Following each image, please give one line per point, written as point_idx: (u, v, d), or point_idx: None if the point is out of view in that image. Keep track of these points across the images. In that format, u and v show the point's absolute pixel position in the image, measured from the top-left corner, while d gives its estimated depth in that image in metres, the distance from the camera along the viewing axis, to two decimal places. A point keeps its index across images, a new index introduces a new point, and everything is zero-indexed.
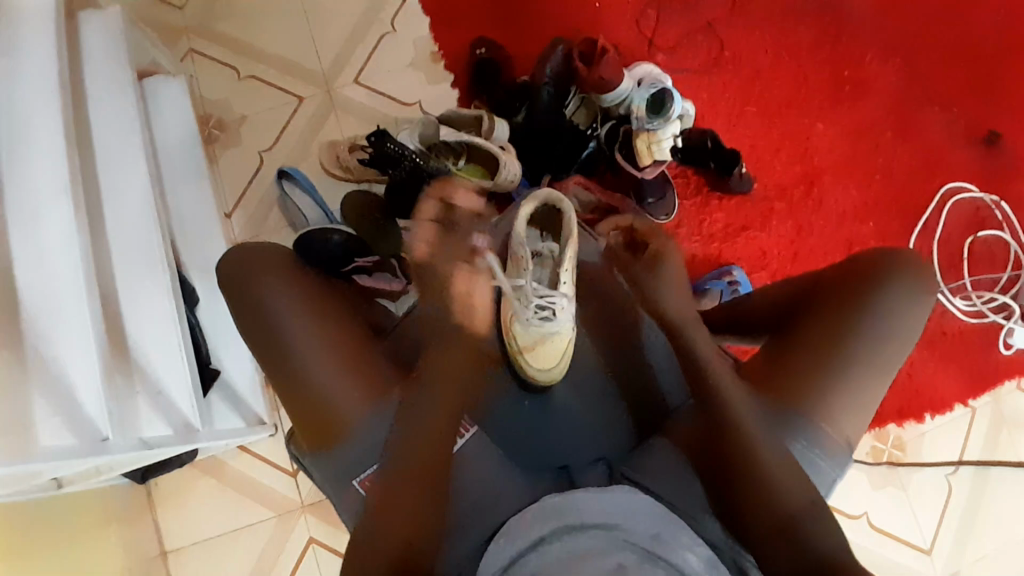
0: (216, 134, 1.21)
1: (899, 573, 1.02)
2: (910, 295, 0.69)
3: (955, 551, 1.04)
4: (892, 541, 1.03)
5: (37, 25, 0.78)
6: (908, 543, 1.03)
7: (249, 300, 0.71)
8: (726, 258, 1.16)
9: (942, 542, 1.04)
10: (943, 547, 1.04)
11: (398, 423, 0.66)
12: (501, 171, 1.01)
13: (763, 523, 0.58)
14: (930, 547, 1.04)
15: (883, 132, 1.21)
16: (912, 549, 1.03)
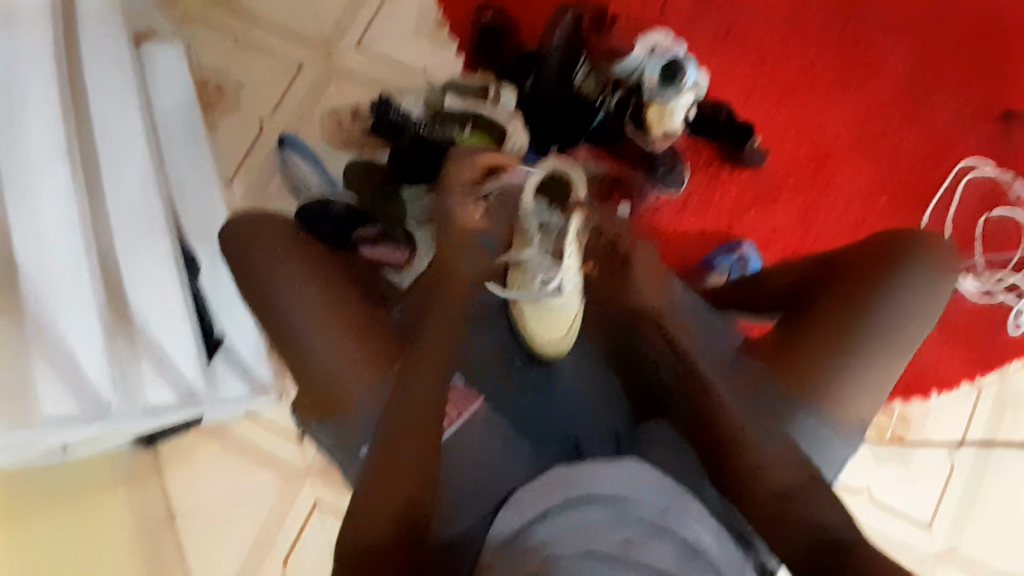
0: (215, 100, 1.18)
1: (898, 547, 1.03)
2: (929, 274, 0.67)
3: (954, 526, 1.04)
4: (891, 515, 1.04)
5: None
6: (908, 517, 1.04)
7: (253, 271, 0.70)
8: (737, 232, 1.13)
9: (942, 516, 1.04)
10: (942, 524, 1.04)
11: (403, 389, 0.64)
12: (507, 142, 0.98)
13: (761, 491, 0.58)
14: (929, 522, 1.04)
15: (900, 105, 1.17)
16: (910, 523, 1.04)
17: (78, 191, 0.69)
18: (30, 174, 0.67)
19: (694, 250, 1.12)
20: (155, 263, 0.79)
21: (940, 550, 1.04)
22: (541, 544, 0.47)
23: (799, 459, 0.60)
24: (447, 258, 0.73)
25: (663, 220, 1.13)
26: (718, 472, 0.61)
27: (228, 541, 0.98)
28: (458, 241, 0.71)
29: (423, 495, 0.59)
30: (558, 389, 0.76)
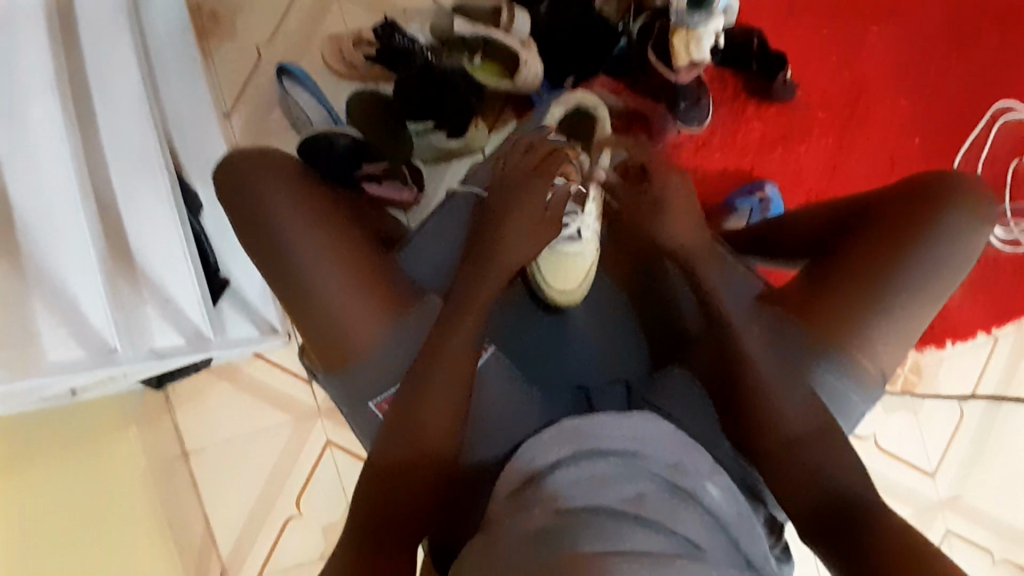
0: (209, 24, 1.10)
1: (901, 494, 1.04)
2: (969, 220, 0.63)
3: (959, 474, 1.05)
4: (895, 461, 1.04)
5: None
6: (910, 463, 1.05)
7: (253, 209, 0.67)
8: (759, 173, 1.07)
9: (947, 464, 1.05)
10: (948, 473, 1.05)
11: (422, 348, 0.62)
12: (520, 72, 0.93)
13: (767, 443, 0.59)
14: (934, 471, 1.05)
15: (942, 36, 1.08)
16: (915, 471, 1.05)
17: (68, 122, 0.66)
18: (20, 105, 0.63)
19: (714, 190, 1.06)
20: (154, 200, 0.76)
21: (943, 498, 1.04)
22: (550, 494, 0.47)
23: (810, 411, 0.59)
24: (510, 215, 0.69)
25: (683, 157, 1.06)
26: (731, 423, 0.61)
27: (243, 476, 1.01)
28: (523, 197, 0.70)
29: (442, 435, 0.60)
30: (568, 337, 0.75)
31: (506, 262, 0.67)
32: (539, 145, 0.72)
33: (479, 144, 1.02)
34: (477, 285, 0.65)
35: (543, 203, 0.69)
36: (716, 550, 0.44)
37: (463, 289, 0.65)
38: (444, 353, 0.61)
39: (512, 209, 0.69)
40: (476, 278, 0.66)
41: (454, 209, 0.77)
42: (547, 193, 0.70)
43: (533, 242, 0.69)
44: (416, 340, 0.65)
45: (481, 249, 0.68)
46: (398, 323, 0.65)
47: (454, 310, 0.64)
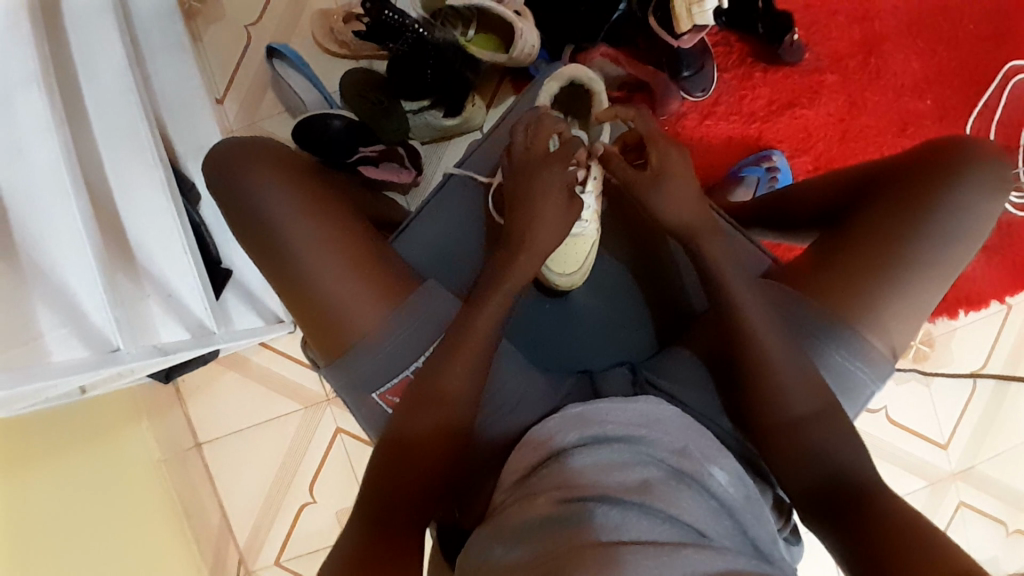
0: (195, 7, 1.07)
1: (911, 464, 1.04)
2: (983, 189, 0.61)
3: (971, 445, 1.04)
4: (906, 433, 1.04)
5: None
6: (922, 435, 1.04)
7: (247, 201, 0.66)
8: (766, 141, 1.04)
9: (959, 435, 1.04)
10: (960, 443, 1.04)
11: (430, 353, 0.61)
12: (517, 43, 0.88)
13: (767, 417, 0.59)
14: (947, 442, 1.04)
15: None
16: (926, 442, 1.04)
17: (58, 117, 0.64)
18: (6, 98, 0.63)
19: (720, 162, 1.04)
20: (151, 191, 0.76)
21: (954, 470, 1.04)
22: (554, 481, 0.47)
23: (814, 389, 0.58)
24: (527, 208, 0.66)
25: (688, 127, 1.04)
26: (733, 403, 0.62)
27: (256, 462, 1.04)
28: (534, 187, 0.66)
29: (448, 420, 0.60)
30: (572, 320, 0.74)
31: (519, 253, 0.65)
32: (542, 127, 0.68)
33: (477, 121, 1.01)
34: (499, 275, 0.65)
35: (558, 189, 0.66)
36: (721, 536, 0.44)
37: (485, 279, 0.65)
38: (456, 338, 0.61)
39: (530, 200, 0.66)
40: (501, 270, 0.65)
41: (451, 192, 0.75)
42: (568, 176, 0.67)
43: (555, 231, 0.66)
44: (411, 329, 0.64)
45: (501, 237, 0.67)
46: (399, 311, 0.65)
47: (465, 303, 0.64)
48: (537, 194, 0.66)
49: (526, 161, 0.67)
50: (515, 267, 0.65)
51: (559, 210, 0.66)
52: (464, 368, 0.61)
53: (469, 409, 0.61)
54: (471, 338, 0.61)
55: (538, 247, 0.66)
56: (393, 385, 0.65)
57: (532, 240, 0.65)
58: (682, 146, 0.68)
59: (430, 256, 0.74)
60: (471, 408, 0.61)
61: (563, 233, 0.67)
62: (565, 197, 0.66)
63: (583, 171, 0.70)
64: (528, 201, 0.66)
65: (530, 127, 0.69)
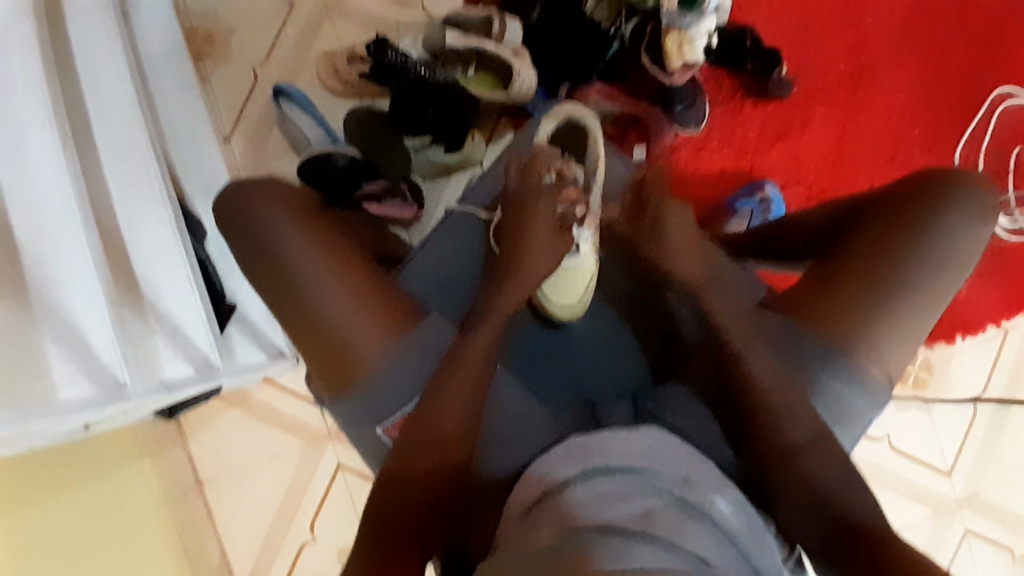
0: (205, 49, 1.11)
1: (916, 493, 1.04)
2: (969, 217, 0.63)
3: (974, 472, 1.04)
4: (910, 461, 1.04)
5: None
6: (925, 462, 1.04)
7: (257, 239, 0.68)
8: (759, 172, 1.06)
9: (962, 463, 1.04)
10: (963, 469, 1.04)
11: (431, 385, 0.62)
12: (514, 82, 0.93)
13: (769, 448, 0.59)
14: (949, 469, 1.04)
15: (937, 25, 1.07)
16: (929, 469, 1.04)
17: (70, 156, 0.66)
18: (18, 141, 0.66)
19: (715, 194, 1.06)
20: (160, 227, 0.77)
21: (959, 497, 1.03)
22: (558, 511, 0.47)
23: (811, 418, 0.59)
24: (522, 243, 0.70)
25: (682, 160, 1.06)
26: (733, 429, 0.62)
27: (254, 499, 1.02)
28: (528, 223, 0.70)
29: (447, 454, 0.60)
30: (572, 351, 0.74)
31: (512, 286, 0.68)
32: (537, 165, 0.72)
33: (476, 157, 1.04)
34: (492, 300, 0.67)
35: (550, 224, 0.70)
36: (726, 567, 0.43)
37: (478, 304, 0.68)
38: (453, 365, 0.63)
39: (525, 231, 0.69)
40: (491, 296, 0.68)
41: (453, 226, 0.77)
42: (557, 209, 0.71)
43: (546, 262, 0.69)
44: (414, 362, 0.65)
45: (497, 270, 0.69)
46: (402, 344, 0.66)
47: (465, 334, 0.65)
48: (532, 229, 0.70)
49: (523, 198, 0.71)
50: (511, 300, 0.68)
51: (552, 248, 0.70)
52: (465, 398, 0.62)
53: (468, 439, 0.62)
54: (472, 369, 0.63)
55: (532, 280, 0.69)
56: (396, 419, 0.65)
57: (527, 275, 0.68)
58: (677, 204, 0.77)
59: (432, 288, 0.75)
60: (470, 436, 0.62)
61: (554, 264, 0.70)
62: (556, 231, 0.70)
63: (582, 206, 0.71)
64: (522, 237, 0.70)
65: (527, 165, 0.73)
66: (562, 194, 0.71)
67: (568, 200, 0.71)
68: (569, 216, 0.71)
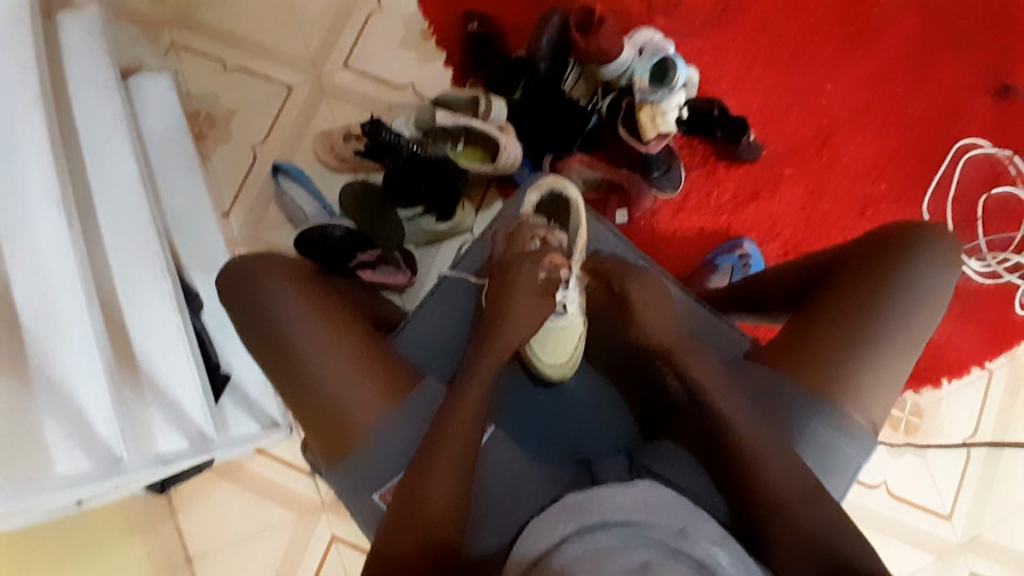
0: (206, 130, 1.17)
1: (918, 538, 1.03)
2: (933, 267, 0.66)
3: (974, 515, 1.04)
4: (909, 507, 1.04)
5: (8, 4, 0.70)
6: (924, 507, 1.04)
7: (256, 309, 0.70)
8: (736, 230, 1.12)
9: (960, 505, 1.04)
10: (963, 512, 1.04)
11: (424, 447, 0.63)
12: (502, 156, 0.98)
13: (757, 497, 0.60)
14: (950, 513, 1.04)
15: (898, 84, 1.14)
16: (929, 514, 1.04)
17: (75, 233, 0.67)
18: (26, 222, 0.65)
19: (696, 252, 1.11)
20: (157, 299, 0.80)
21: (961, 541, 1.03)
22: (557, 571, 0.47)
23: (793, 465, 0.60)
24: (505, 306, 0.71)
25: (662, 222, 1.13)
26: (723, 482, 0.63)
27: None
28: (510, 285, 0.71)
29: (445, 520, 0.60)
30: (565, 409, 0.76)
31: (497, 349, 0.70)
32: (522, 232, 0.75)
33: (467, 224, 1.11)
34: (476, 362, 0.69)
35: (532, 285, 0.71)
36: None
37: (465, 367, 0.69)
38: (439, 430, 0.64)
39: (508, 294, 0.71)
40: (476, 359, 0.69)
41: (446, 291, 0.79)
42: (539, 274, 0.72)
43: (529, 323, 0.71)
44: (407, 427, 0.66)
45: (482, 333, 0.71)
46: (397, 409, 0.67)
47: (456, 396, 0.66)
48: (518, 291, 0.71)
49: (507, 262, 0.73)
50: (496, 359, 0.70)
51: (532, 310, 0.71)
52: (457, 459, 0.63)
53: (461, 505, 0.62)
54: (464, 430, 0.64)
55: (514, 342, 0.70)
56: (392, 484, 0.66)
57: (509, 337, 0.70)
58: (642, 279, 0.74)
59: (428, 352, 0.77)
60: (464, 502, 0.62)
61: (537, 324, 0.71)
62: (540, 293, 0.71)
63: (565, 267, 0.73)
64: (505, 300, 0.71)
65: (513, 233, 0.76)
66: (545, 257, 0.72)
67: (551, 263, 0.73)
68: (553, 278, 0.72)
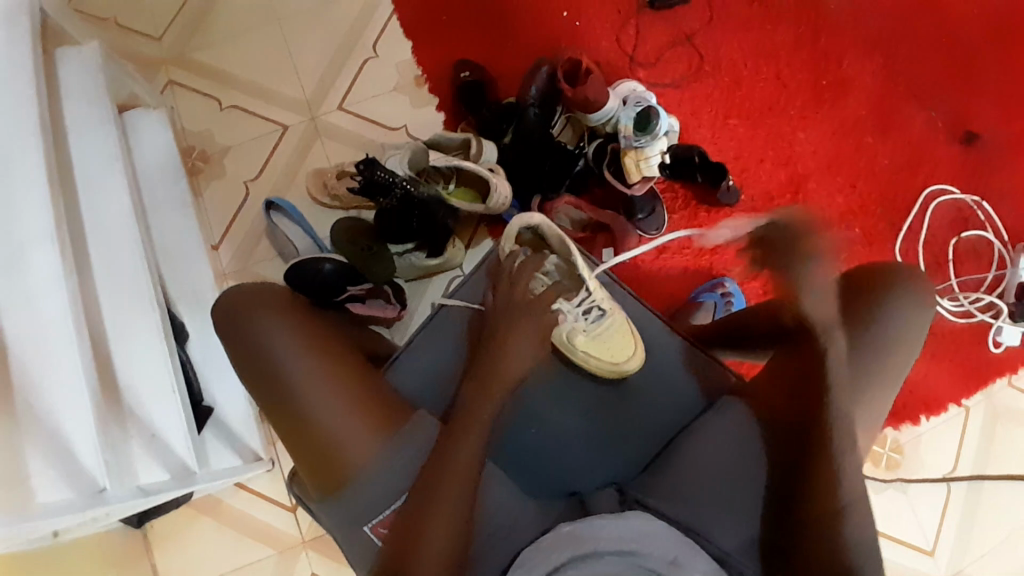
0: (199, 166, 1.19)
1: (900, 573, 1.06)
2: (907, 306, 0.69)
3: (956, 549, 1.07)
4: (893, 542, 1.07)
5: (12, 48, 0.71)
6: (907, 542, 1.07)
7: (253, 341, 0.70)
8: (718, 269, 1.16)
9: (942, 540, 1.07)
10: (944, 547, 1.07)
11: (426, 477, 0.63)
12: (492, 194, 1.02)
13: None
14: (933, 547, 1.07)
15: (864, 136, 1.21)
16: (913, 548, 1.07)
17: (67, 265, 0.67)
18: (19, 255, 0.65)
19: (680, 290, 1.16)
20: (145, 334, 0.79)
21: None
22: None
23: None
24: (502, 346, 0.72)
25: (647, 260, 1.16)
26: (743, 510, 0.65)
27: None
28: (509, 326, 0.73)
29: (454, 555, 0.60)
30: (557, 440, 0.76)
31: (497, 385, 0.70)
32: (523, 273, 0.77)
33: (457, 260, 1.12)
34: (475, 400, 0.68)
35: (535, 326, 0.73)
36: None
37: (462, 404, 0.69)
38: (442, 467, 0.63)
39: (505, 336, 0.72)
40: (475, 398, 0.69)
41: (442, 325, 0.80)
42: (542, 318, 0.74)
43: (527, 361, 0.72)
44: (403, 459, 0.66)
45: (480, 371, 0.71)
46: (392, 440, 0.67)
47: (457, 429, 0.66)
48: (518, 332, 0.73)
49: (507, 303, 0.75)
50: (499, 394, 0.70)
51: (531, 349, 0.72)
52: (457, 491, 0.62)
53: (462, 540, 0.62)
54: (464, 464, 0.63)
55: (513, 377, 0.71)
56: (386, 518, 0.65)
57: (508, 373, 0.71)
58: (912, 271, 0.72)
59: (422, 385, 0.78)
60: (463, 537, 0.62)
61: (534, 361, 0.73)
62: (541, 335, 0.73)
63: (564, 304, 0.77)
64: (505, 340, 0.72)
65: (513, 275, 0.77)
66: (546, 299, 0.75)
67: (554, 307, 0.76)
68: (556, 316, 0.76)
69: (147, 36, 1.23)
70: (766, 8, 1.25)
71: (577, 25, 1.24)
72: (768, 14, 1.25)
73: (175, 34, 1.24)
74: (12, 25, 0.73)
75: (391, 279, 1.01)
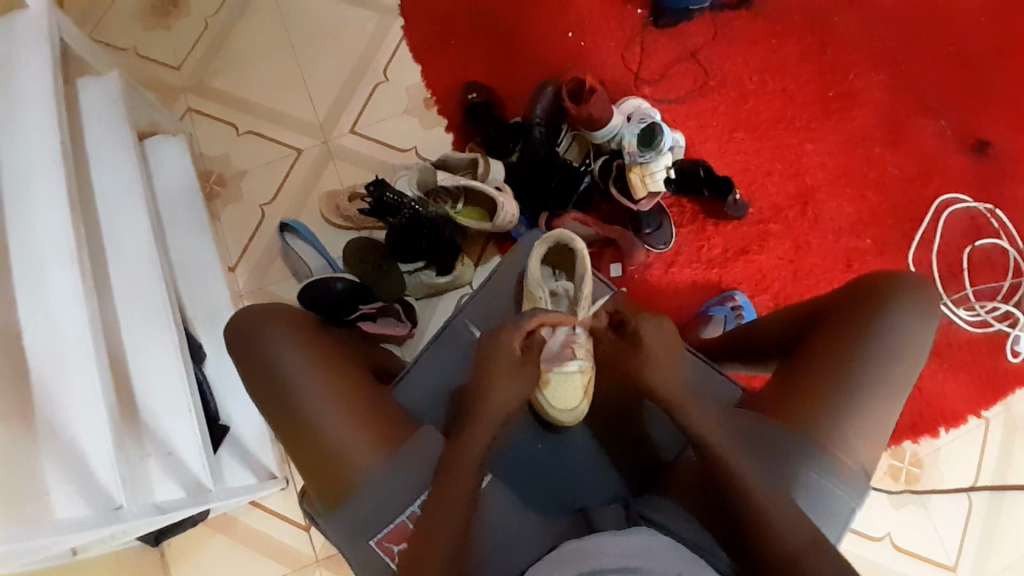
0: (217, 190, 1.23)
1: None
2: (912, 315, 0.69)
3: (979, 565, 1.04)
4: (914, 559, 1.04)
5: (37, 81, 0.75)
6: (930, 559, 1.04)
7: (265, 362, 0.72)
8: (727, 282, 1.16)
9: (965, 556, 1.04)
10: (967, 563, 1.04)
11: (430, 507, 0.64)
12: (499, 213, 1.04)
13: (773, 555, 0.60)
14: (954, 562, 1.04)
15: (873, 146, 1.21)
16: (934, 565, 1.04)
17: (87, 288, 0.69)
18: (41, 278, 0.67)
19: (688, 303, 1.15)
20: (163, 355, 0.82)
21: None
22: None
23: (801, 518, 0.61)
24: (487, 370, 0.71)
25: (655, 275, 1.17)
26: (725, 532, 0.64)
27: None
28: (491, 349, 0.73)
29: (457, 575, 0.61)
30: (562, 458, 0.77)
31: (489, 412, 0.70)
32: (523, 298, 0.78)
33: (466, 278, 1.14)
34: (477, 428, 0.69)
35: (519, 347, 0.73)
36: None
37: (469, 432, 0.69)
38: (451, 494, 0.64)
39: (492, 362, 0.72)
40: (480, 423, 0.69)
41: (448, 339, 0.81)
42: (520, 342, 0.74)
43: (513, 388, 0.71)
44: (406, 483, 0.67)
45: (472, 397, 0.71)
46: (398, 463, 0.67)
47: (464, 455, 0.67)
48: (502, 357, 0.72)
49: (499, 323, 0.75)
50: (489, 423, 0.69)
51: (515, 375, 0.72)
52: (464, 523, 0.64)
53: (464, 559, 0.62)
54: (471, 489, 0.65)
55: (497, 403, 0.70)
56: (390, 532, 0.67)
57: (492, 398, 0.70)
58: (908, 275, 0.72)
59: (428, 400, 0.79)
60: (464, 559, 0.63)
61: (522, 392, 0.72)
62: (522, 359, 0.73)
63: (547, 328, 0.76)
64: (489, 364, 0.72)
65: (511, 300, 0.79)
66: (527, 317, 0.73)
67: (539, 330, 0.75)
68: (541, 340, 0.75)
69: (169, 66, 1.29)
70: (769, 24, 1.26)
71: (583, 44, 1.26)
72: (771, 29, 1.26)
73: (194, 63, 1.29)
74: (39, 59, 0.76)
75: (400, 296, 1.05)
